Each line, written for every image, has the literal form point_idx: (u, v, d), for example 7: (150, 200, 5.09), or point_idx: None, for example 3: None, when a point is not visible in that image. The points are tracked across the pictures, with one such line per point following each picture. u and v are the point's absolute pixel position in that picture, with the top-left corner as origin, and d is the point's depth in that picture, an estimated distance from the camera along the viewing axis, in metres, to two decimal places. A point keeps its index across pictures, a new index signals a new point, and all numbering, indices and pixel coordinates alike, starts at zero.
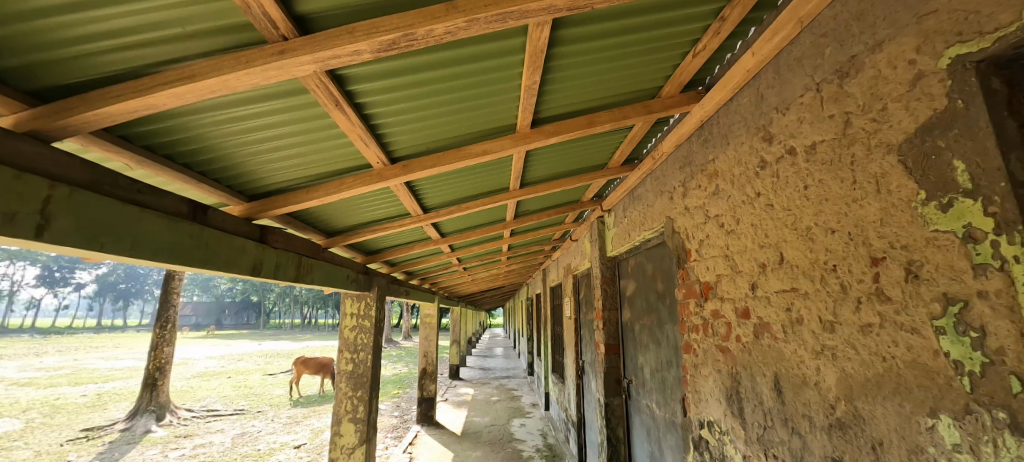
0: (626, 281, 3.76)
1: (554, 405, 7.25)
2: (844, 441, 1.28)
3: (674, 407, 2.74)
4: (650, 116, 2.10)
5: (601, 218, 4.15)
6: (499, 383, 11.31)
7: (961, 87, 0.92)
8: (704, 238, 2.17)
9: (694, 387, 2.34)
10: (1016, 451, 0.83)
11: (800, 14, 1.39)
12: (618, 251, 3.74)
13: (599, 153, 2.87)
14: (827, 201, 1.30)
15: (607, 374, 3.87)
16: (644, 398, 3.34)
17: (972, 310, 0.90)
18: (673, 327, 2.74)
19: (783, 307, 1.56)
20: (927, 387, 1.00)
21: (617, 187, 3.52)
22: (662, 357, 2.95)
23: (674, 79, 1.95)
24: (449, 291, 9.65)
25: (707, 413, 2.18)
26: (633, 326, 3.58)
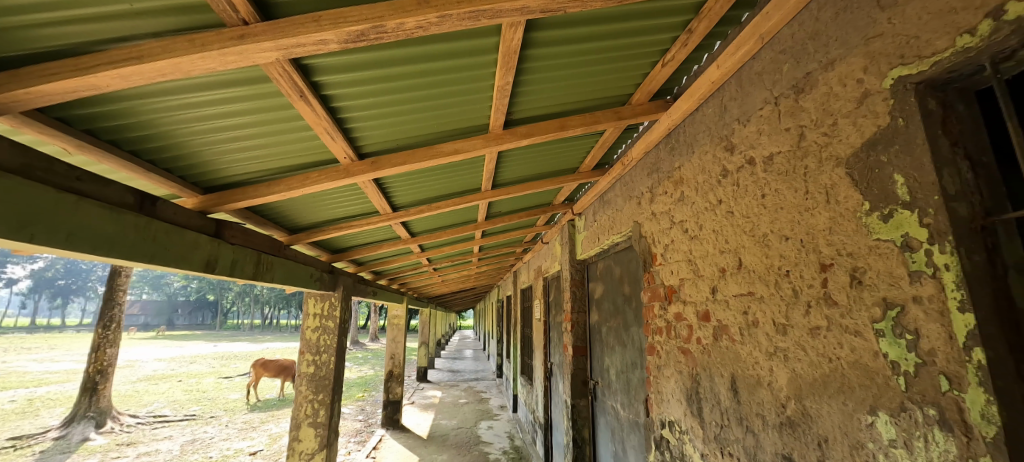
0: (594, 283, 3.82)
1: (521, 407, 7.26)
2: (793, 439, 1.34)
3: (637, 408, 2.80)
4: (620, 122, 2.15)
5: (572, 221, 4.20)
6: (468, 385, 11.23)
7: (901, 106, 0.98)
8: (669, 243, 2.24)
9: (656, 388, 2.40)
10: (943, 445, 0.89)
11: (761, 31, 1.45)
12: (588, 254, 3.80)
13: (571, 157, 2.91)
14: (782, 210, 1.37)
15: (574, 376, 3.92)
16: (609, 400, 3.40)
17: (907, 314, 0.96)
18: (638, 330, 2.80)
19: (740, 311, 1.62)
20: (869, 386, 1.06)
21: (588, 190, 3.58)
22: (627, 359, 3.01)
23: (644, 87, 2.00)
24: (419, 292, 9.53)
25: (668, 413, 2.25)
26: (600, 329, 3.64)
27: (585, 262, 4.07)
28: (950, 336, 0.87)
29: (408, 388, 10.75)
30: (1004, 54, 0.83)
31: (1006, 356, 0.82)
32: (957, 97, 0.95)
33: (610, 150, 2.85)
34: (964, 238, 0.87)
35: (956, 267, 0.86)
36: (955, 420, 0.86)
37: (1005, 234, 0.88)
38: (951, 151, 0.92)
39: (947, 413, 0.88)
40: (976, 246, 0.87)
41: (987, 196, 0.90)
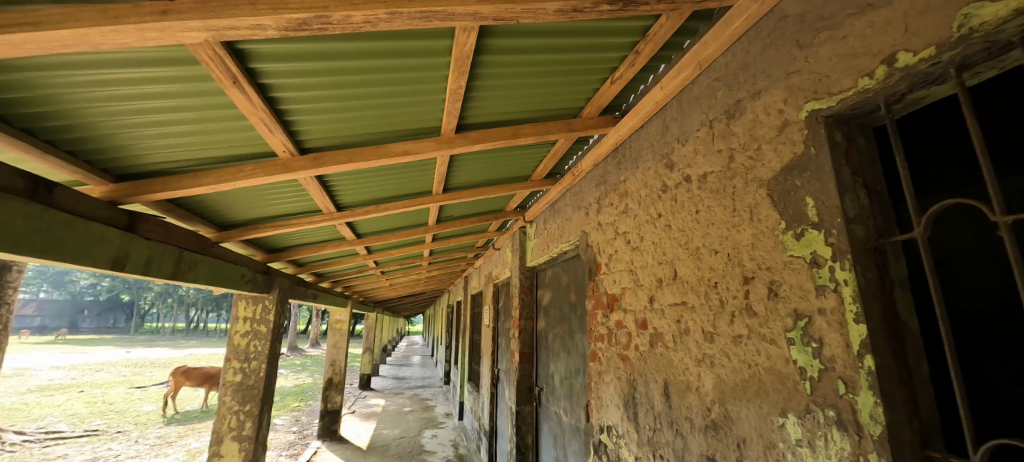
0: (542, 290, 3.88)
1: (467, 414, 7.17)
2: (715, 440, 1.43)
3: (578, 414, 2.86)
4: (570, 134, 2.20)
5: (523, 229, 4.25)
6: (412, 392, 10.93)
7: (814, 136, 1.08)
8: (613, 252, 2.32)
9: (596, 393, 2.47)
10: (839, 444, 0.98)
11: (699, 58, 1.56)
12: (537, 261, 3.85)
13: (523, 166, 2.95)
14: (713, 225, 1.47)
15: (519, 382, 3.93)
16: (552, 406, 3.45)
17: (813, 324, 1.05)
18: (582, 337, 2.87)
19: (673, 319, 1.71)
20: (781, 390, 1.15)
21: (539, 199, 3.64)
22: (570, 365, 3.08)
23: (594, 102, 2.07)
24: (365, 296, 9.20)
25: (606, 418, 2.32)
26: (545, 336, 3.69)
27: (533, 269, 4.12)
28: (846, 344, 0.96)
29: (348, 397, 10.28)
30: (895, 96, 0.94)
31: (890, 362, 0.92)
32: (858, 131, 1.07)
33: (562, 160, 2.92)
34: (860, 256, 0.97)
35: (853, 282, 0.96)
36: (848, 420, 0.95)
37: (892, 254, 0.99)
38: (852, 179, 1.03)
39: (843, 414, 0.97)
40: (869, 264, 0.98)
41: (880, 220, 1.02)
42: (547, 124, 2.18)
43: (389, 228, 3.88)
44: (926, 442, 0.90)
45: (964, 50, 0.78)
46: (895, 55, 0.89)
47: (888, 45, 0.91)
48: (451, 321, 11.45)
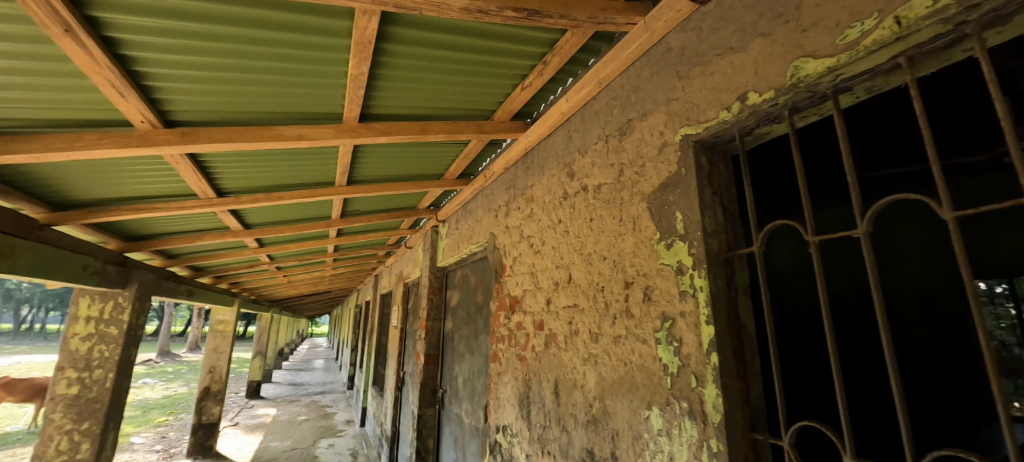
0: (451, 291, 3.83)
1: (369, 420, 6.77)
2: (594, 434, 1.53)
3: (478, 414, 2.87)
4: (481, 135, 2.20)
5: (434, 228, 4.16)
6: (307, 399, 10.08)
7: (685, 158, 1.21)
8: (517, 255, 2.38)
9: (495, 393, 2.50)
10: (688, 431, 1.10)
11: (599, 76, 1.66)
12: (446, 261, 3.79)
13: (435, 164, 2.89)
14: (603, 233, 1.58)
15: (423, 385, 3.82)
16: (454, 408, 3.41)
17: (676, 325, 1.17)
18: (485, 338, 2.89)
19: (566, 320, 1.80)
20: (649, 385, 1.27)
21: (452, 198, 3.60)
22: (473, 366, 3.08)
23: (506, 106, 2.10)
24: (257, 294, 8.31)
25: (502, 418, 2.35)
26: (452, 337, 3.63)
27: (444, 269, 4.05)
28: (698, 342, 1.09)
29: (229, 406, 9.17)
30: (747, 128, 1.07)
31: (729, 358, 1.06)
32: (721, 157, 1.21)
33: (474, 161, 2.92)
34: (712, 266, 1.10)
35: (706, 288, 1.09)
36: (696, 410, 1.08)
37: (739, 266, 1.15)
38: (712, 197, 1.18)
39: (693, 405, 1.08)
40: (720, 273, 1.12)
41: (732, 235, 1.17)
42: (458, 123, 2.14)
43: (284, 219, 3.53)
44: (753, 426, 1.04)
45: (793, 96, 0.91)
46: (746, 93, 1.01)
47: (742, 85, 1.03)
48: (357, 322, 10.80)
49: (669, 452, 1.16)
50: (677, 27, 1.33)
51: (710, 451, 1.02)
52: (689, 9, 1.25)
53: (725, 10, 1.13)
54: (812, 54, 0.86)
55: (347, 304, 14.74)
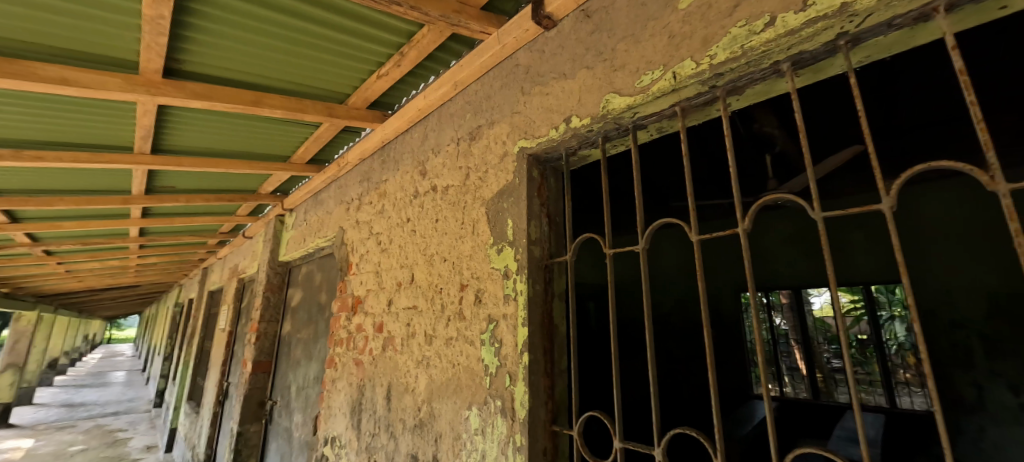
0: (293, 289, 3.31)
1: (179, 442, 5.42)
2: (419, 438, 1.50)
3: (310, 427, 2.53)
4: (332, 119, 1.95)
5: (280, 217, 3.55)
6: (89, 422, 7.81)
7: (519, 170, 1.28)
8: (364, 252, 2.20)
9: (327, 402, 2.25)
10: (499, 429, 1.15)
11: (456, 78, 1.65)
12: (292, 257, 3.28)
13: (278, 145, 2.47)
14: (446, 235, 1.58)
15: (247, 397, 3.23)
16: (285, 421, 2.91)
17: (498, 327, 1.23)
18: (325, 340, 2.59)
19: (404, 322, 1.73)
20: (471, 385, 1.29)
21: (302, 186, 3.07)
22: (310, 371, 2.72)
23: (361, 92, 1.90)
24: (15, 286, 6.20)
25: (332, 428, 2.14)
26: (291, 339, 3.14)
27: (289, 265, 3.48)
28: (514, 343, 1.16)
29: None
30: (570, 149, 1.19)
31: (539, 357, 1.15)
32: (552, 172, 1.32)
33: (329, 148, 2.56)
34: (532, 272, 1.19)
35: (525, 292, 1.16)
36: (507, 407, 1.14)
37: (557, 272, 1.26)
38: (539, 208, 1.27)
39: (505, 403, 1.15)
40: (539, 278, 1.21)
41: (553, 244, 1.27)
42: (304, 100, 1.88)
43: (53, 187, 2.69)
44: (555, 419, 1.14)
45: (604, 125, 1.05)
46: (570, 117, 1.12)
47: (568, 108, 1.14)
48: (172, 325, 8.90)
49: (482, 451, 1.20)
50: (524, 47, 1.40)
51: (515, 446, 1.09)
52: (536, 32, 1.31)
53: (562, 39, 1.23)
54: (619, 91, 1.00)
55: (161, 302, 12.02)
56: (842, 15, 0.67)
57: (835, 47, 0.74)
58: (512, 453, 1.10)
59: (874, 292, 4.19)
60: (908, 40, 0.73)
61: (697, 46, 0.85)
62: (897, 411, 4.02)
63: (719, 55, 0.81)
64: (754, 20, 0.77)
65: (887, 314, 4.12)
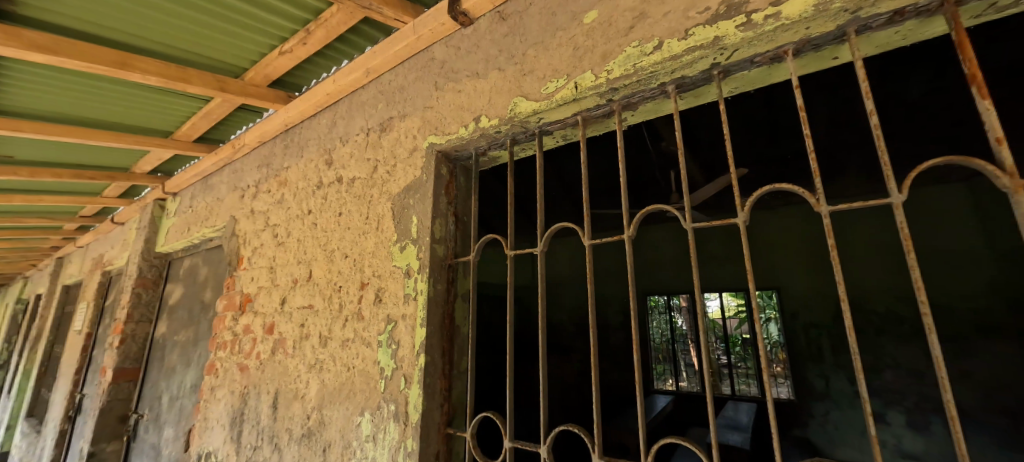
0: (172, 285, 2.63)
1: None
2: (306, 449, 1.36)
3: (178, 446, 2.00)
4: (222, 94, 1.68)
5: (160, 201, 2.81)
6: None
7: (428, 166, 1.24)
8: (258, 246, 1.87)
9: (203, 414, 1.86)
10: (391, 433, 1.11)
11: (368, 65, 1.48)
12: (172, 249, 2.60)
13: (157, 119, 2.10)
14: (348, 229, 1.46)
15: (101, 414, 2.41)
16: (150, 441, 2.27)
17: (397, 328, 1.18)
18: (207, 345, 2.10)
19: (298, 324, 1.54)
20: (365, 389, 1.22)
21: (190, 166, 2.46)
22: (185, 381, 2.18)
23: (261, 68, 1.66)
24: None
25: (207, 444, 1.77)
26: (165, 344, 2.47)
27: (169, 257, 2.74)
28: (412, 344, 1.12)
29: None
30: (480, 149, 1.19)
31: (437, 358, 1.13)
32: (462, 171, 1.30)
33: (223, 128, 2.18)
34: (434, 271, 1.16)
35: (426, 292, 1.13)
36: (400, 412, 1.10)
37: (461, 272, 1.24)
38: (446, 207, 1.24)
39: (399, 407, 1.10)
40: (441, 278, 1.19)
41: (459, 244, 1.26)
42: (188, 69, 1.62)
43: None
44: (450, 421, 1.13)
45: (512, 127, 1.06)
46: (480, 116, 1.12)
47: (478, 108, 1.14)
48: (9, 324, 7.27)
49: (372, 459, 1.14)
50: (441, 41, 1.33)
51: (406, 451, 1.06)
52: (453, 27, 1.26)
53: (478, 38, 1.21)
54: (526, 96, 1.02)
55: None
56: (715, 47, 0.76)
57: (710, 75, 0.83)
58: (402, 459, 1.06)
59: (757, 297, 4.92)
60: (766, 77, 0.84)
61: (597, 60, 0.91)
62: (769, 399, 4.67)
63: (615, 71, 0.87)
64: (646, 42, 0.84)
65: (765, 317, 4.86)
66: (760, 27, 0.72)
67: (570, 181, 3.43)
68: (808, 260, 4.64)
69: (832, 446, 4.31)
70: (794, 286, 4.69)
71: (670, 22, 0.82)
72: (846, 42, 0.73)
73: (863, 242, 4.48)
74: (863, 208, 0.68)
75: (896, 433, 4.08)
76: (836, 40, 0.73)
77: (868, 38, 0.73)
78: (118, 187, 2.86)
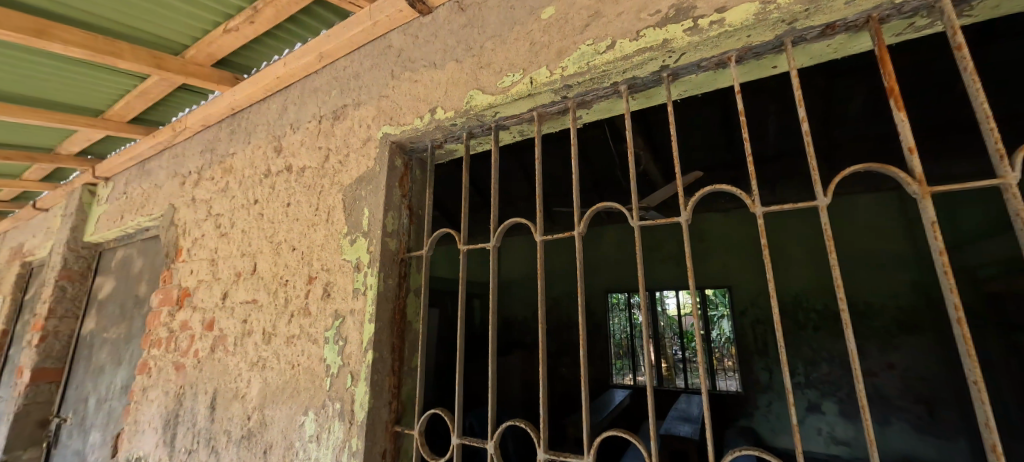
0: (102, 279, 2.41)
1: None
2: (245, 451, 1.28)
3: (104, 452, 1.85)
4: (159, 72, 1.55)
5: (90, 186, 2.52)
6: None
7: (381, 157, 1.20)
8: (198, 236, 1.75)
9: (133, 417, 1.72)
10: (335, 432, 1.07)
11: (322, 49, 1.40)
12: (103, 238, 2.38)
13: (87, 97, 1.92)
14: (297, 221, 1.38)
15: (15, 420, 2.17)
16: (74, 446, 2.09)
17: (344, 324, 1.14)
18: (140, 343, 1.95)
19: (240, 319, 1.45)
20: (310, 388, 1.17)
21: (124, 150, 2.25)
22: (115, 381, 2.01)
23: (204, 45, 1.54)
24: None
25: (138, 448, 1.64)
26: (93, 341, 2.26)
27: (99, 247, 2.51)
28: (360, 341, 1.09)
29: None
30: (436, 141, 1.17)
31: (386, 355, 1.10)
32: (417, 163, 1.28)
33: (163, 109, 2.02)
34: (385, 265, 1.13)
35: (376, 287, 1.10)
36: (346, 411, 1.06)
37: (413, 267, 1.22)
38: (400, 200, 1.21)
39: (344, 405, 1.07)
40: (393, 272, 1.16)
41: (412, 238, 1.23)
42: (118, 41, 1.48)
43: None
44: (398, 420, 1.11)
45: (467, 120, 1.05)
46: (435, 108, 1.09)
47: (435, 99, 1.11)
48: None
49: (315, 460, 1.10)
50: (398, 29, 1.28)
51: (351, 451, 1.02)
52: (411, 14, 1.22)
53: (437, 28, 1.18)
54: (482, 89, 1.01)
55: None
56: (663, 50, 0.78)
57: (660, 77, 0.85)
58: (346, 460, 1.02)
59: (710, 294, 5.20)
60: (712, 82, 0.87)
61: (552, 57, 0.91)
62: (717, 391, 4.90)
63: (570, 68, 0.88)
64: (599, 41, 0.85)
65: (718, 313, 5.13)
66: (706, 33, 0.74)
67: (533, 178, 3.47)
68: (754, 260, 4.93)
69: (773, 435, 4.60)
70: (742, 285, 4.96)
71: (623, 22, 0.83)
72: (784, 51, 0.77)
73: (806, 244, 4.78)
74: (793, 210, 0.72)
75: (829, 421, 4.42)
76: (775, 50, 0.77)
77: (804, 49, 0.77)
78: (42, 169, 2.57)
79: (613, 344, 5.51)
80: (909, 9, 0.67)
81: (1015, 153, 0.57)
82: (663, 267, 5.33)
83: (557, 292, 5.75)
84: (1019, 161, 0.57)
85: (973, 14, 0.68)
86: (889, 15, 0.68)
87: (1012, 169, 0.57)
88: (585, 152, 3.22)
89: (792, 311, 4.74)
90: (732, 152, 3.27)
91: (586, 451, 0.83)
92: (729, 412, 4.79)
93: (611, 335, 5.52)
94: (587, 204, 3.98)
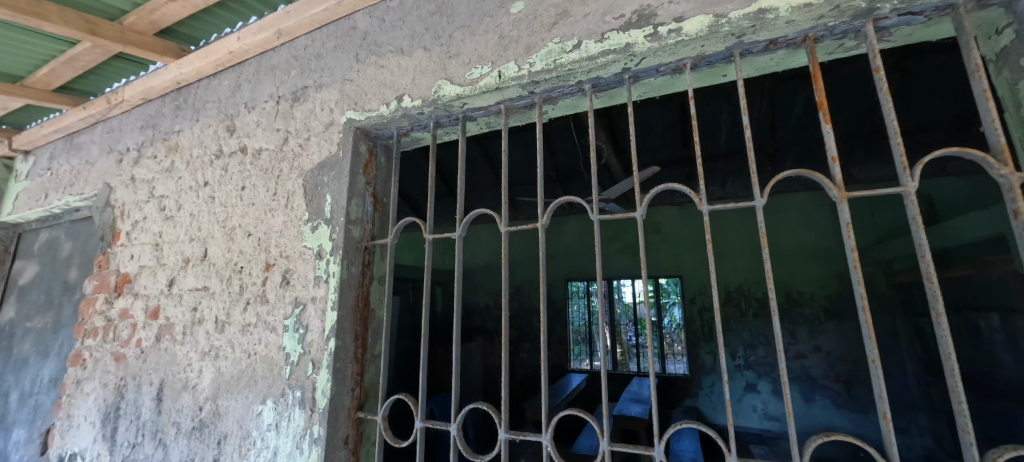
0: (23, 264, 2.21)
1: None
2: (197, 442, 1.24)
3: (31, 450, 1.72)
4: (93, 39, 1.42)
5: (7, 160, 2.26)
6: None
7: (345, 142, 1.18)
8: (139, 219, 1.64)
9: (66, 411, 1.61)
10: (295, 420, 1.07)
11: (280, 26, 1.34)
12: (23, 219, 2.17)
13: (4, 61, 1.72)
14: (252, 206, 1.33)
15: None
16: None
17: (305, 312, 1.12)
18: (71, 333, 1.81)
19: (189, 307, 1.39)
20: (268, 377, 1.15)
21: (48, 121, 2.04)
22: (41, 374, 1.87)
23: (145, 13, 1.41)
24: None
25: (72, 444, 1.54)
26: (13, 331, 2.08)
27: (18, 229, 2.29)
28: (322, 329, 1.08)
29: None
30: (402, 128, 1.17)
31: (349, 343, 1.10)
32: (382, 150, 1.28)
33: (95, 78, 1.85)
34: (348, 253, 1.12)
35: (339, 275, 1.10)
36: (307, 398, 1.06)
37: (378, 255, 1.22)
38: (364, 187, 1.20)
39: (305, 393, 1.06)
40: (356, 259, 1.15)
41: (377, 225, 1.23)
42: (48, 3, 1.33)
43: None
44: (362, 406, 1.12)
45: (435, 110, 1.06)
46: (402, 96, 1.09)
47: (401, 87, 1.10)
48: None
49: (274, 448, 1.09)
50: (365, 10, 1.24)
51: (312, 438, 1.02)
52: None
53: (404, 13, 1.16)
54: (450, 80, 1.02)
55: None
56: (625, 53, 0.82)
57: (622, 79, 0.90)
58: (307, 447, 1.03)
59: (664, 283, 5.45)
60: (669, 86, 0.93)
61: (521, 52, 0.93)
62: (666, 374, 5.19)
63: (536, 65, 0.90)
64: (566, 40, 0.88)
65: (671, 301, 5.42)
66: (664, 40, 0.79)
67: (498, 168, 3.48)
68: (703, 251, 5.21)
69: (715, 413, 4.94)
70: (693, 275, 5.25)
71: (589, 23, 0.87)
72: (733, 61, 0.82)
73: (749, 236, 5.10)
74: (734, 208, 0.78)
75: (764, 399, 4.81)
76: (725, 60, 0.83)
77: (751, 61, 0.83)
78: None
79: (572, 330, 5.71)
80: (840, 32, 0.75)
81: (915, 164, 0.65)
82: (621, 256, 5.52)
83: (518, 280, 5.84)
84: (918, 172, 0.65)
85: (892, 40, 0.77)
86: (822, 35, 0.76)
87: (911, 178, 0.66)
88: (550, 144, 3.28)
89: (735, 300, 5.08)
90: (686, 149, 3.43)
91: (545, 430, 0.87)
92: (677, 394, 5.08)
93: (570, 322, 5.69)
94: (551, 194, 4.06)
